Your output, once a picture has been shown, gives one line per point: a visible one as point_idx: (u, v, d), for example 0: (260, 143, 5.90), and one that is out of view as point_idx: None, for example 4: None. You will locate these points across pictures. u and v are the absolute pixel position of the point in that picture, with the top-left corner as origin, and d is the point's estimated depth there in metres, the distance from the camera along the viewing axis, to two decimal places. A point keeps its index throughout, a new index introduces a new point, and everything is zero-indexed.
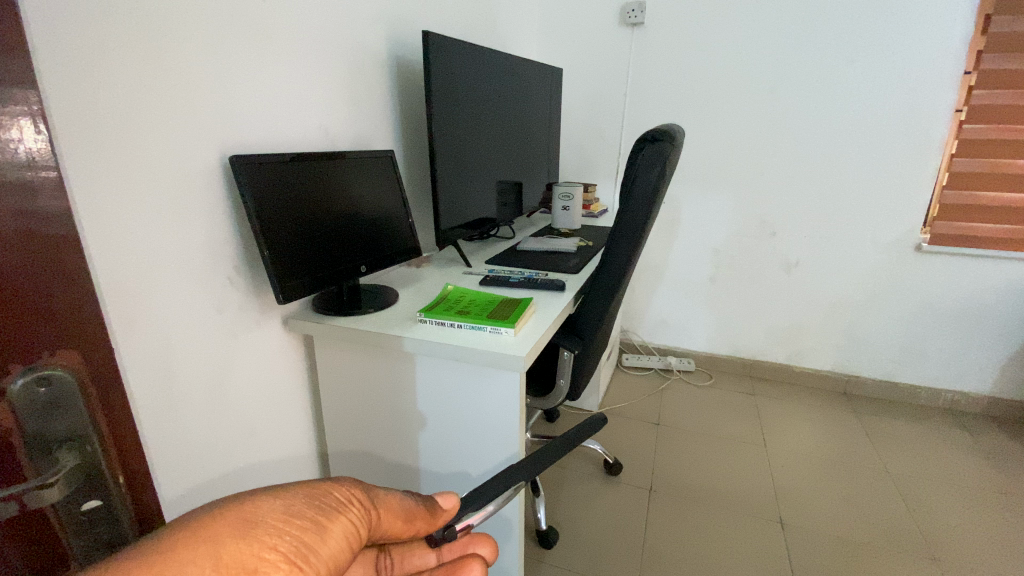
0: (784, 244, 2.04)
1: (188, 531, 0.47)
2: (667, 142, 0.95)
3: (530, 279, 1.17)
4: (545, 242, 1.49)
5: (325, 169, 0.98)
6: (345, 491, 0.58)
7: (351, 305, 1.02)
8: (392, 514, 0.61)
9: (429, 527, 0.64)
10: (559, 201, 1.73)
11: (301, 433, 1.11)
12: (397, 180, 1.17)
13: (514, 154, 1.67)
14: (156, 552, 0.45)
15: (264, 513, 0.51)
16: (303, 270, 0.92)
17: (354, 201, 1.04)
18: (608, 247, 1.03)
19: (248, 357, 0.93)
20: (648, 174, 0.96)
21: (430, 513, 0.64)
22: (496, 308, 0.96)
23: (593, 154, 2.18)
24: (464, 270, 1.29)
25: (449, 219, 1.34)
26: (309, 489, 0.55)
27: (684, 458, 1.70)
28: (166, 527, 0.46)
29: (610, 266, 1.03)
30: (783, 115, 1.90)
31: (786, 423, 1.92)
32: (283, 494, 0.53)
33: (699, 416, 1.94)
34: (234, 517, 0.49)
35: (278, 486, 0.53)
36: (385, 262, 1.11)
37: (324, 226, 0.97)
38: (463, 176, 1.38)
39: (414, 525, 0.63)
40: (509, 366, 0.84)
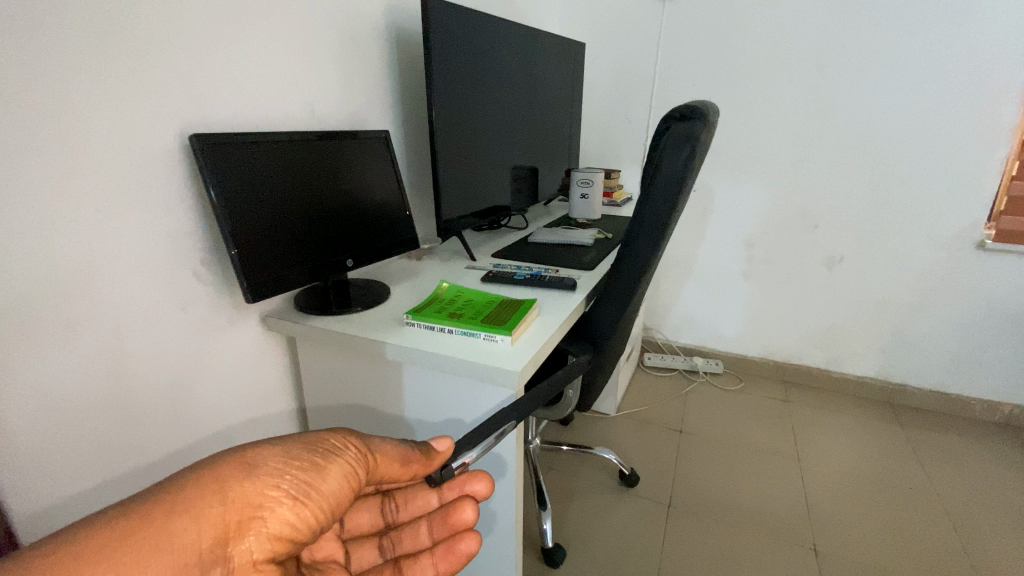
0: (825, 238, 1.85)
1: (199, 475, 0.55)
2: (699, 122, 0.81)
3: (538, 277, 1.04)
4: (559, 233, 1.36)
5: (306, 150, 0.88)
6: (340, 438, 0.65)
7: (337, 303, 0.92)
8: (389, 459, 0.67)
9: (426, 470, 0.69)
10: (577, 187, 1.60)
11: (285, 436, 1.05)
12: (393, 164, 1.06)
13: (529, 136, 1.53)
14: (172, 493, 0.53)
15: (264, 459, 0.59)
16: (277, 265, 0.82)
17: (340, 188, 0.94)
18: (627, 242, 0.90)
19: (218, 359, 0.86)
20: (676, 158, 0.82)
21: (424, 455, 0.69)
22: (493, 312, 0.84)
23: (617, 137, 2.03)
24: (467, 264, 1.18)
25: (453, 207, 1.23)
26: (305, 438, 0.63)
27: (707, 470, 1.57)
28: (175, 475, 0.54)
29: (630, 264, 0.90)
30: (831, 93, 1.70)
31: (820, 433, 1.77)
32: (280, 443, 0.61)
33: (725, 423, 1.79)
34: (237, 461, 0.57)
35: (276, 437, 0.61)
36: (379, 254, 1.00)
37: (303, 215, 0.87)
38: (470, 159, 1.26)
39: (410, 467, 0.68)
40: (501, 381, 0.73)
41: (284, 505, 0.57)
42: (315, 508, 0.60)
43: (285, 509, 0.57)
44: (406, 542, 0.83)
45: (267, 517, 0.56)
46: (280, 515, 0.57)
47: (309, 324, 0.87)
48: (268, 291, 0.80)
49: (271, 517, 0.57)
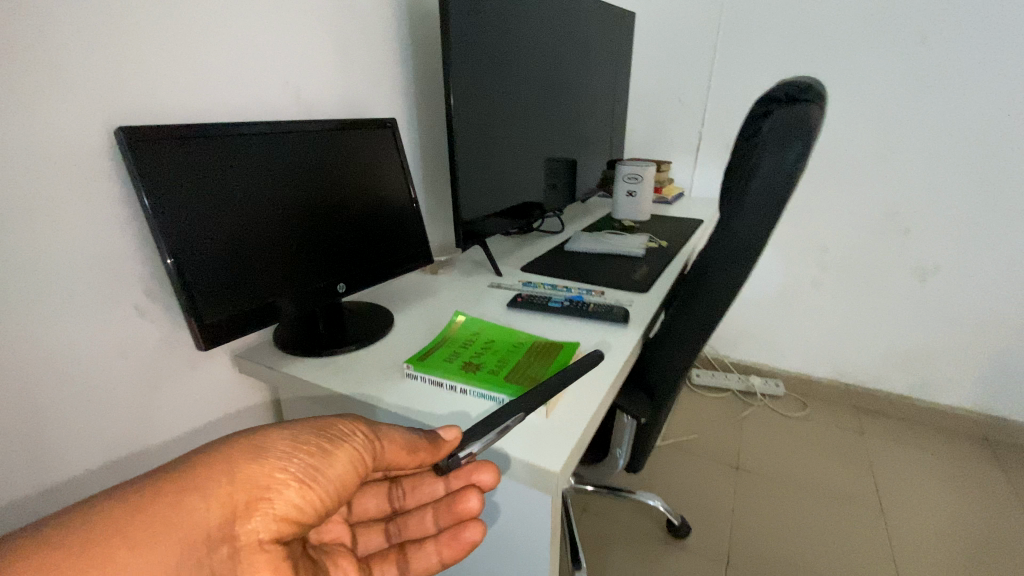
0: (917, 245, 1.56)
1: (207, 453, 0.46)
2: (813, 109, 0.60)
3: (580, 304, 0.83)
4: (602, 241, 1.14)
5: (283, 147, 0.69)
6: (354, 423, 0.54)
7: (324, 341, 0.73)
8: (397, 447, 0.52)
9: (433, 458, 0.52)
10: (624, 184, 1.36)
11: None
12: (401, 161, 0.86)
13: (566, 124, 1.31)
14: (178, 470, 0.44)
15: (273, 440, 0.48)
16: (238, 296, 0.63)
17: (332, 194, 0.75)
18: (708, 271, 0.67)
19: (177, 411, 0.70)
20: (780, 158, 0.60)
21: (432, 442, 0.51)
22: (520, 366, 0.63)
23: (667, 124, 1.77)
24: (491, 281, 0.98)
25: (476, 209, 1.02)
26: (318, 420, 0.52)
27: (771, 518, 1.34)
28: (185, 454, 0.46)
29: (711, 298, 0.67)
30: (938, 70, 1.39)
31: (902, 474, 1.51)
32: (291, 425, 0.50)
33: (790, 459, 1.55)
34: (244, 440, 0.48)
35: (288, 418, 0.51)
36: (379, 275, 0.81)
37: (279, 230, 0.68)
38: (496, 151, 1.05)
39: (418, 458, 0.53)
40: (532, 481, 0.51)
41: (291, 486, 0.46)
42: (327, 491, 0.48)
43: (292, 490, 0.46)
44: (413, 527, 0.64)
45: (273, 499, 0.45)
46: (288, 496, 0.46)
47: (285, 371, 0.68)
48: (227, 332, 0.62)
49: (278, 499, 0.45)
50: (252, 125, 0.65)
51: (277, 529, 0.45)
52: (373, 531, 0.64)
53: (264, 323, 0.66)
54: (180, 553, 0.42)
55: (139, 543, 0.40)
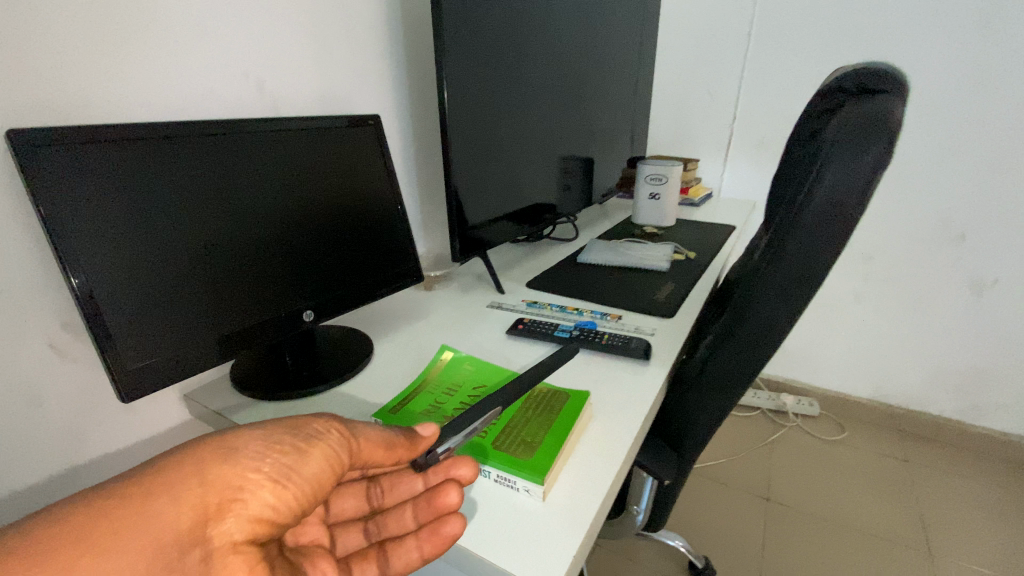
0: (977, 254, 1.37)
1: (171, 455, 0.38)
2: (898, 101, 0.46)
3: (593, 334, 0.70)
4: (620, 252, 1.01)
5: (235, 150, 0.58)
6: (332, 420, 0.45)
7: (287, 381, 0.62)
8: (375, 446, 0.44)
9: (410, 454, 0.45)
10: (646, 186, 1.22)
11: None
12: (386, 166, 0.74)
13: (581, 120, 1.18)
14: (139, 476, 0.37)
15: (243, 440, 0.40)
16: (171, 331, 0.53)
17: (295, 198, 0.63)
18: (752, 301, 0.53)
19: (114, 459, 0.60)
20: (851, 169, 0.46)
21: (409, 437, 0.45)
22: (514, 426, 0.51)
23: (694, 118, 1.61)
24: (492, 300, 0.86)
25: (477, 215, 0.90)
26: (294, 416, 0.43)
27: (801, 562, 1.19)
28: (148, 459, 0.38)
29: (751, 333, 0.54)
30: (1009, 55, 1.21)
31: (955, 511, 1.32)
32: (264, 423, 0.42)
33: (826, 490, 1.39)
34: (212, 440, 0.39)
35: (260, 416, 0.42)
36: (357, 300, 0.69)
37: (229, 249, 0.57)
38: (500, 149, 0.92)
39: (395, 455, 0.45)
40: None
41: (265, 485, 0.38)
42: (309, 489, 0.40)
43: (267, 490, 0.38)
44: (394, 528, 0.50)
45: (244, 501, 0.37)
46: (264, 496, 0.38)
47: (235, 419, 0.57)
48: (154, 376, 0.51)
49: (251, 500, 0.37)
50: (194, 124, 0.54)
51: (253, 531, 0.37)
52: (350, 532, 0.50)
53: (207, 363, 0.55)
54: (145, 563, 0.34)
55: (102, 549, 0.33)
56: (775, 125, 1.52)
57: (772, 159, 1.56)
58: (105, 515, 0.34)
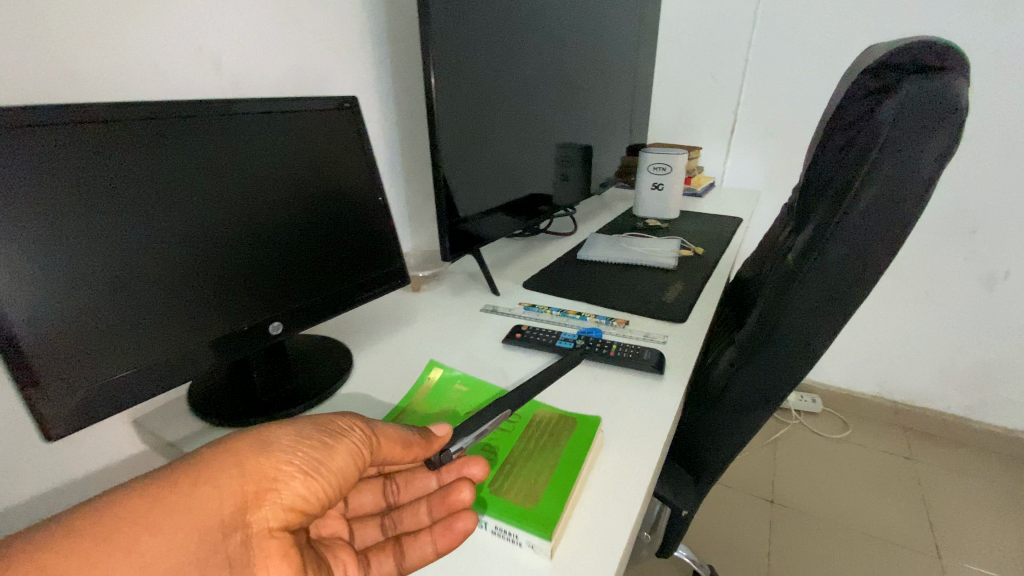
0: (990, 246, 1.30)
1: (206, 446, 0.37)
2: (960, 78, 0.40)
3: (598, 343, 0.63)
4: (623, 248, 0.93)
5: (178, 137, 0.49)
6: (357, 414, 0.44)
7: (253, 405, 0.54)
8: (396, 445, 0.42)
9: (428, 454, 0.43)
10: (648, 176, 1.15)
11: None
12: (365, 155, 0.65)
13: (579, 105, 1.09)
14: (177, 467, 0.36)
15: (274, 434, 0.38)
16: (104, 356, 0.45)
17: (263, 192, 0.55)
18: (789, 309, 0.46)
19: (47, 493, 0.52)
20: (908, 161, 0.39)
21: (426, 436, 0.43)
22: (515, 462, 0.44)
23: (696, 103, 1.53)
24: (486, 303, 0.78)
25: (469, 208, 0.82)
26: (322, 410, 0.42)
27: (809, 569, 1.14)
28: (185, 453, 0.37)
29: (787, 345, 0.47)
30: None
31: (961, 510, 1.27)
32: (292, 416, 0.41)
33: (832, 491, 1.34)
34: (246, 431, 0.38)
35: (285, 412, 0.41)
36: (332, 308, 0.61)
37: (176, 256, 0.49)
38: (493, 135, 0.84)
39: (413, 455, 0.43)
40: None
41: (296, 478, 0.37)
42: (338, 483, 0.39)
43: (299, 481, 0.37)
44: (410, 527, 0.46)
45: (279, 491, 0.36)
46: (296, 488, 0.37)
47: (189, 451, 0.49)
48: (84, 411, 0.44)
49: (285, 490, 0.37)
50: (124, 107, 0.45)
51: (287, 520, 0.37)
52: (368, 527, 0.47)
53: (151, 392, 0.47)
54: (189, 544, 0.34)
55: (156, 525, 0.33)
56: (780, 111, 1.45)
57: (776, 146, 1.49)
58: (157, 492, 0.34)
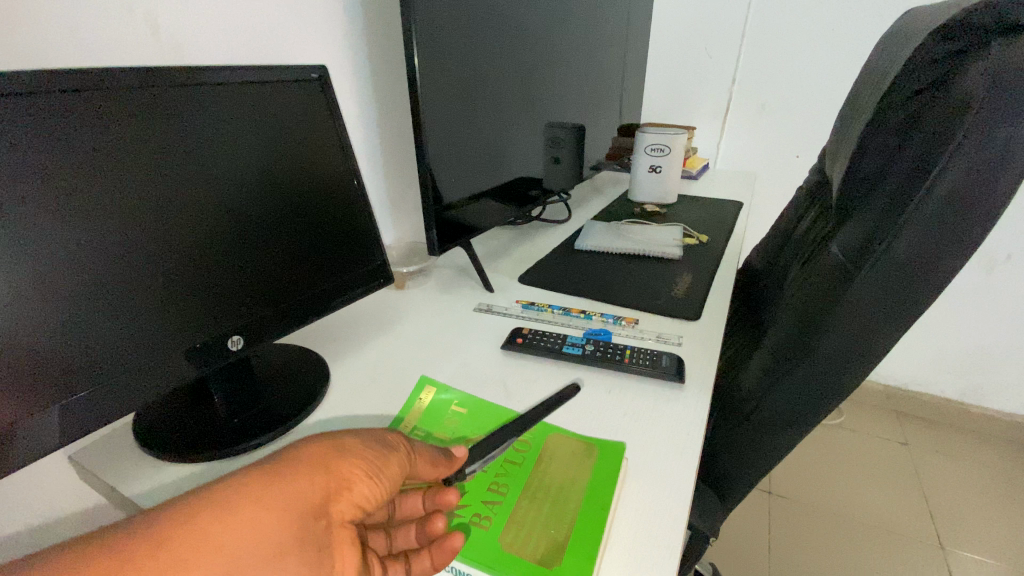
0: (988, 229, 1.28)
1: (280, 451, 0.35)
2: None
3: (608, 347, 0.57)
4: (623, 236, 0.87)
5: (106, 116, 0.39)
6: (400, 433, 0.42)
7: (212, 435, 0.45)
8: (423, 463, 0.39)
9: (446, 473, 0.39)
10: (646, 158, 1.07)
11: None
12: (338, 135, 0.56)
13: (571, 81, 1.01)
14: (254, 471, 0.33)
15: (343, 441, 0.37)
16: (16, 391, 0.36)
17: (219, 176, 0.46)
18: (844, 307, 0.40)
19: None
20: (993, 141, 0.33)
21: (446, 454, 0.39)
22: (530, 502, 0.37)
23: (690, 81, 1.45)
24: (480, 301, 0.71)
25: (457, 194, 0.74)
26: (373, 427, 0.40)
27: (812, 561, 1.11)
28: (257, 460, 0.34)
29: (839, 347, 0.42)
30: None
31: (960, 496, 1.27)
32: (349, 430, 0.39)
33: (830, 479, 1.32)
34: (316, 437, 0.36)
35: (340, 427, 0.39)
36: (306, 315, 0.53)
37: (108, 262, 0.40)
38: (482, 113, 0.75)
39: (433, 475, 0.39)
40: None
41: (364, 479, 0.35)
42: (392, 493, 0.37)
43: (367, 481, 0.35)
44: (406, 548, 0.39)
45: (351, 491, 0.35)
46: (366, 489, 0.35)
47: (131, 496, 0.41)
48: None
49: (355, 490, 0.35)
50: (27, 77, 0.35)
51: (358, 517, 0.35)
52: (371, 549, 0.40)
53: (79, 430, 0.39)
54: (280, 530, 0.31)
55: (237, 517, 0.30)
56: (779, 89, 1.39)
57: (774, 126, 1.43)
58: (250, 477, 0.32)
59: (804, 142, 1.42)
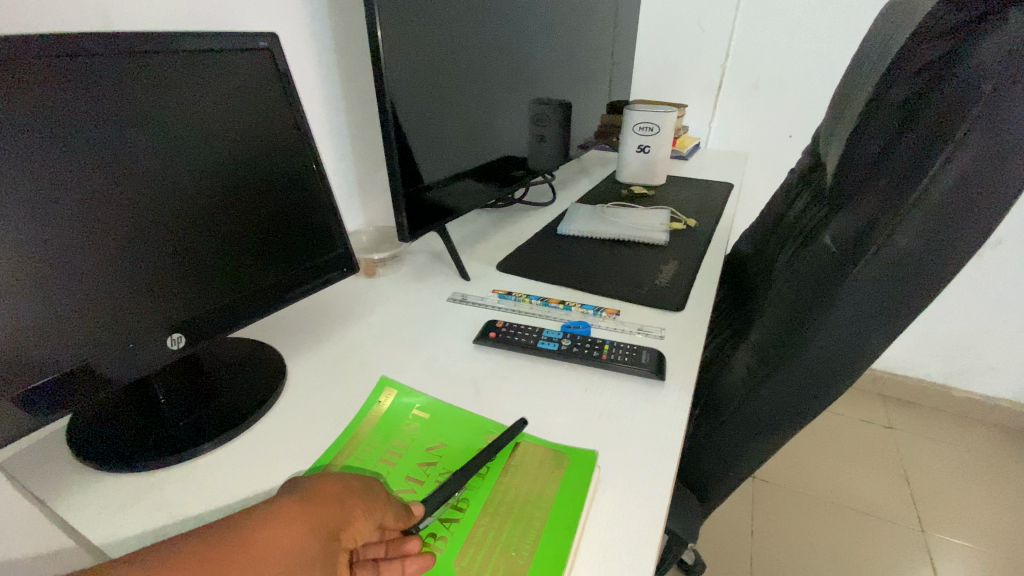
0: None
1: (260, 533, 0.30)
2: None
3: (587, 341, 0.53)
4: (608, 221, 0.83)
5: (7, 89, 0.33)
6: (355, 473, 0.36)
7: (155, 440, 0.42)
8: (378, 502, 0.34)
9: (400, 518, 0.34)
10: (634, 136, 1.03)
11: None
12: (293, 113, 0.51)
13: (556, 54, 0.95)
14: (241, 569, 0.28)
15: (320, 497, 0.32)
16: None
17: (154, 154, 0.41)
18: (838, 300, 0.37)
19: None
20: (1010, 121, 0.30)
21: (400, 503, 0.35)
22: (490, 520, 0.34)
23: (682, 55, 1.39)
24: (455, 290, 0.67)
25: (432, 176, 0.69)
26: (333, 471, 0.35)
27: (794, 546, 1.11)
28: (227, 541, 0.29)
29: (831, 343, 0.39)
30: None
31: (941, 479, 1.28)
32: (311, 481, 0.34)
33: (814, 463, 1.31)
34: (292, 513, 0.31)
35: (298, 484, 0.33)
36: (261, 308, 0.49)
37: (20, 256, 0.35)
38: (459, 87, 0.70)
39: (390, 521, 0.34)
40: None
41: (365, 524, 0.32)
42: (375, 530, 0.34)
43: (366, 517, 0.32)
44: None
45: (352, 530, 0.32)
46: (367, 526, 0.32)
47: (60, 510, 0.37)
48: None
49: (357, 528, 0.32)
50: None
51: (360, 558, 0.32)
52: None
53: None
54: None
55: None
56: (772, 65, 1.34)
57: (766, 104, 1.38)
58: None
59: (797, 122, 1.38)
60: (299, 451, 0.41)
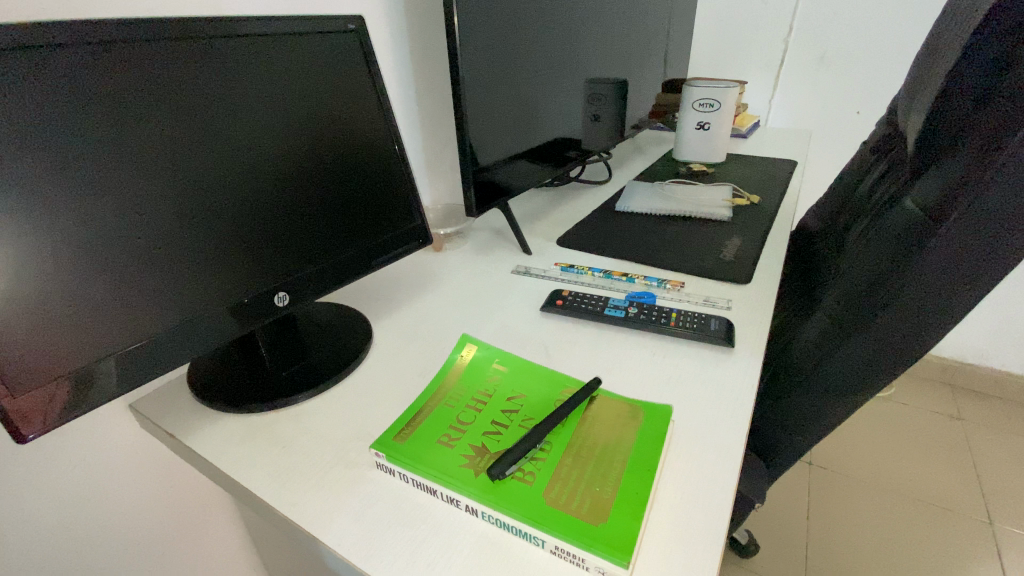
0: None
1: None
2: None
3: (654, 310, 0.55)
4: (666, 198, 0.83)
5: (147, 68, 0.39)
6: None
7: (264, 387, 0.46)
8: None
9: None
10: (693, 113, 1.01)
11: (204, 535, 0.65)
12: (375, 91, 0.54)
13: (613, 32, 0.95)
14: None
15: None
16: (69, 342, 0.37)
17: (260, 126, 0.45)
18: (925, 260, 0.37)
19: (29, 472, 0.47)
20: None
21: None
22: (574, 460, 0.37)
23: (739, 30, 1.35)
24: (520, 264, 0.69)
25: (495, 151, 0.72)
26: None
27: (850, 533, 1.08)
28: None
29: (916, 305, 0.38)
30: None
31: (1014, 471, 1.20)
32: None
33: (873, 451, 1.27)
34: None
35: None
36: (345, 274, 0.53)
37: (157, 212, 0.40)
38: (522, 64, 0.72)
39: None
40: None
41: None
42: None
43: None
44: None
45: None
46: None
47: (188, 442, 0.43)
48: (69, 406, 0.37)
49: None
50: (57, 28, 0.34)
51: None
52: None
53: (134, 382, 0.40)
54: None
55: None
56: (840, 37, 1.27)
57: (832, 78, 1.32)
58: None
59: (865, 95, 1.31)
60: (391, 401, 0.45)
